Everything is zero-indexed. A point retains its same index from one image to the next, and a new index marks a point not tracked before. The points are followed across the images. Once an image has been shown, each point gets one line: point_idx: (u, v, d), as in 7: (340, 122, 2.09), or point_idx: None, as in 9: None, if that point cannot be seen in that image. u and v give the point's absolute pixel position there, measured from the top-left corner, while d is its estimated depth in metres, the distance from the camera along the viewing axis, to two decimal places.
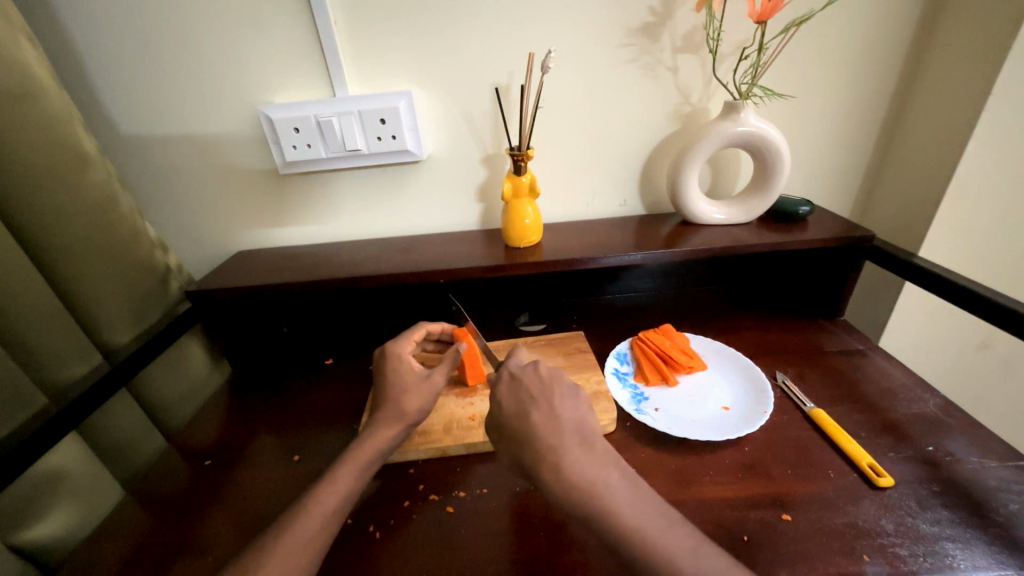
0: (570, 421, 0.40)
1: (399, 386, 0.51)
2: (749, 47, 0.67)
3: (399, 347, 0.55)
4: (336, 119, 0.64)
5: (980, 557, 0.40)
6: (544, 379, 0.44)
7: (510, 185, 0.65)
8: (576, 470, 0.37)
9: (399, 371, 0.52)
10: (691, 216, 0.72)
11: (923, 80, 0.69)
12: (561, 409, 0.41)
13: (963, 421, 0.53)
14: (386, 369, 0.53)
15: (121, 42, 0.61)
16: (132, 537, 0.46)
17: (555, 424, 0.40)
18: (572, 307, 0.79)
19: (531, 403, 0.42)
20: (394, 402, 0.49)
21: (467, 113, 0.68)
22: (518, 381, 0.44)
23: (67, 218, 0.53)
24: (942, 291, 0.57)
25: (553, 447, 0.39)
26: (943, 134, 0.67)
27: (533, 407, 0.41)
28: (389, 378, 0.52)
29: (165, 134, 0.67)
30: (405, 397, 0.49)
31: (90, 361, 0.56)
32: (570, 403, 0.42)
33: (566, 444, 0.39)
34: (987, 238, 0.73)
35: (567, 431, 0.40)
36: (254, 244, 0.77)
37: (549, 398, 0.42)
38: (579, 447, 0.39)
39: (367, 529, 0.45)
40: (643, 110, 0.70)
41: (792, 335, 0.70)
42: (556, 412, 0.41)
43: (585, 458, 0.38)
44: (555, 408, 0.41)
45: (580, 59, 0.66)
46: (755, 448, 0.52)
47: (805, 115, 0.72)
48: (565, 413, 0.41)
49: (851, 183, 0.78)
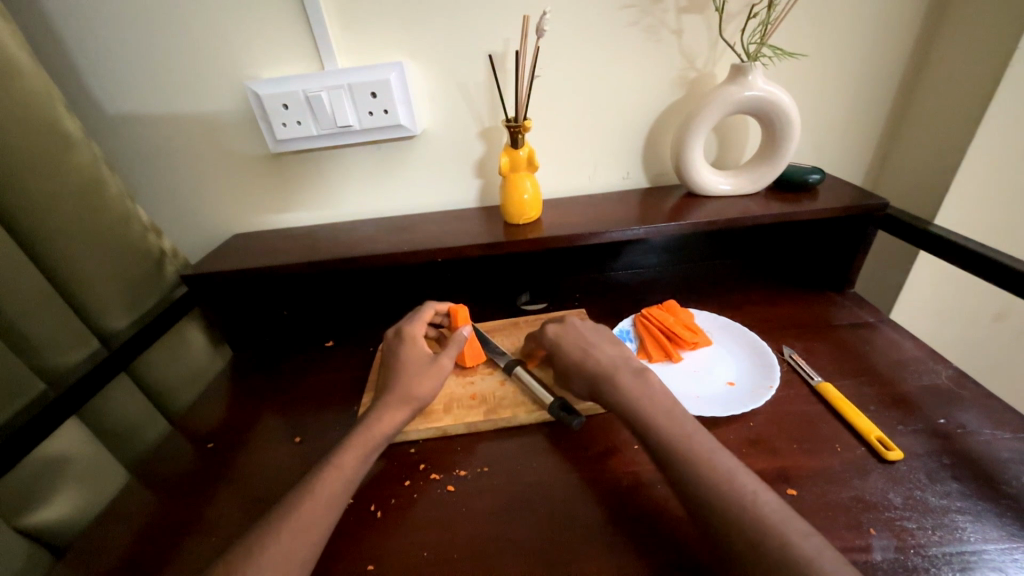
0: (618, 358, 0.51)
1: (408, 369, 0.51)
2: (758, 4, 0.63)
3: (411, 330, 0.55)
4: (325, 94, 0.62)
5: (991, 530, 0.39)
6: (582, 329, 0.56)
7: (507, 158, 0.63)
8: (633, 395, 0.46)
9: (411, 353, 0.52)
10: (696, 187, 0.69)
11: (945, 36, 0.65)
12: (606, 349, 0.52)
13: (976, 392, 0.52)
14: (398, 350, 0.53)
15: (99, 16, 0.58)
16: (138, 518, 0.47)
17: (606, 359, 0.51)
18: (575, 284, 0.78)
19: (578, 347, 0.53)
20: (403, 386, 0.49)
21: (462, 84, 0.66)
22: (569, 328, 0.56)
23: (55, 201, 0.52)
24: (956, 259, 0.55)
25: (610, 376, 0.48)
26: (964, 92, 0.63)
27: (581, 348, 0.53)
28: (401, 359, 0.52)
29: (151, 114, 0.65)
30: (415, 382, 0.50)
31: (88, 346, 0.56)
32: (608, 344, 0.53)
33: (621, 373, 0.48)
34: (1007, 204, 0.70)
35: (623, 366, 0.49)
36: (249, 227, 0.76)
37: (587, 341, 0.54)
38: (631, 373, 0.48)
39: (370, 508, 0.45)
40: (644, 76, 0.67)
41: (801, 308, 0.68)
42: (602, 350, 0.52)
43: (635, 382, 0.47)
44: (600, 348, 0.52)
45: (577, 24, 0.63)
46: (761, 423, 0.51)
47: (817, 77, 0.68)
48: (605, 353, 0.52)
49: (865, 148, 0.75)
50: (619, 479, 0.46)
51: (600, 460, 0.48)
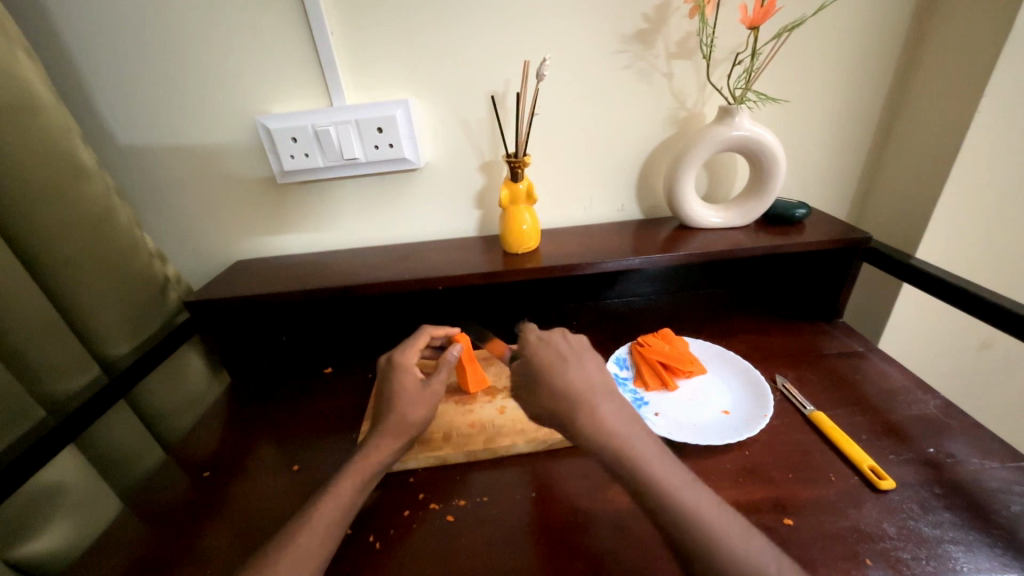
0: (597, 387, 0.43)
1: (401, 396, 0.50)
2: (742, 52, 0.67)
3: (403, 357, 0.54)
4: (333, 129, 0.65)
5: (984, 560, 0.39)
6: (573, 343, 0.47)
7: (507, 191, 0.65)
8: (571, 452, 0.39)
9: (402, 380, 0.52)
10: (688, 219, 0.72)
11: (916, 83, 0.69)
12: (587, 366, 0.45)
13: (964, 421, 0.53)
14: (389, 378, 0.52)
15: (119, 55, 0.61)
16: (131, 550, 0.46)
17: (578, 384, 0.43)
18: (572, 311, 0.79)
19: (567, 360, 0.45)
20: (398, 415, 0.49)
21: (464, 120, 0.69)
22: (550, 343, 0.47)
23: (66, 228, 0.53)
24: (940, 292, 0.57)
25: (590, 404, 0.41)
26: (936, 136, 0.67)
27: (555, 369, 0.44)
28: (394, 388, 0.51)
29: (163, 145, 0.67)
30: (409, 409, 0.49)
31: (90, 372, 0.56)
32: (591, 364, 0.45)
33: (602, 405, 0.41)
34: (985, 239, 0.73)
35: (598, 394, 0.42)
36: (252, 253, 0.77)
37: (569, 358, 0.45)
38: None
39: (369, 539, 0.45)
40: (637, 115, 0.70)
41: (793, 338, 0.70)
42: (584, 368, 0.44)
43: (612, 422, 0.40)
44: (582, 367, 0.44)
45: (574, 67, 0.66)
46: (757, 452, 0.51)
47: (800, 120, 0.73)
48: (583, 376, 0.43)
49: (848, 184, 0.79)
50: (618, 510, 0.46)
51: (599, 490, 0.48)
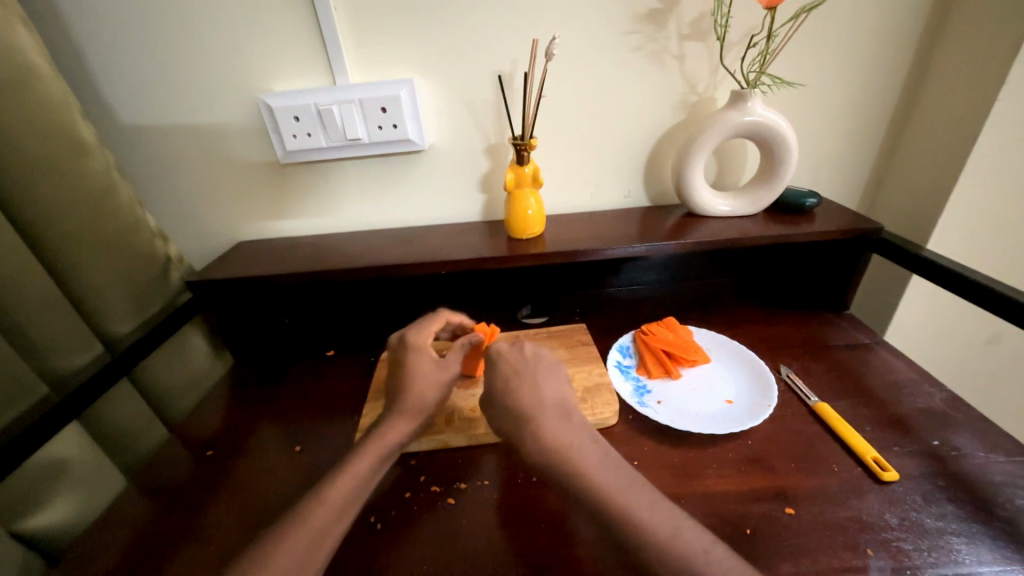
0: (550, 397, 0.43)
1: (416, 379, 0.50)
2: (757, 34, 0.65)
3: (417, 340, 0.54)
4: (336, 108, 0.64)
5: (985, 553, 0.39)
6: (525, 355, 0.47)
7: (513, 175, 0.64)
8: (554, 444, 0.39)
9: (417, 363, 0.51)
10: (694, 205, 0.71)
11: (936, 68, 0.67)
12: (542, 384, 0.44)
13: (969, 415, 0.53)
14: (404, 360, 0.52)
15: (118, 28, 0.60)
16: (135, 527, 0.46)
17: (537, 396, 0.43)
18: (575, 298, 0.79)
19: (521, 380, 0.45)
20: (411, 397, 0.49)
21: (470, 101, 0.67)
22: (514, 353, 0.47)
23: (66, 205, 0.53)
24: (948, 284, 0.56)
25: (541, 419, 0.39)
26: (953, 124, 0.65)
27: (515, 379, 0.45)
28: (410, 370, 0.51)
29: (165, 123, 0.66)
30: (422, 391, 0.49)
31: (92, 351, 0.56)
32: (552, 378, 0.45)
33: (545, 417, 0.41)
34: (998, 231, 0.71)
35: (547, 406, 0.43)
36: (254, 235, 0.77)
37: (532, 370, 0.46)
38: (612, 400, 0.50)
39: (370, 521, 0.45)
40: (647, 98, 0.69)
41: (796, 328, 0.69)
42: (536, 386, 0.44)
43: None
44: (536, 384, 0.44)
45: (583, 48, 0.65)
46: (758, 441, 0.51)
47: (814, 106, 0.71)
48: (548, 387, 0.44)
49: (860, 173, 0.77)
50: None
51: None
